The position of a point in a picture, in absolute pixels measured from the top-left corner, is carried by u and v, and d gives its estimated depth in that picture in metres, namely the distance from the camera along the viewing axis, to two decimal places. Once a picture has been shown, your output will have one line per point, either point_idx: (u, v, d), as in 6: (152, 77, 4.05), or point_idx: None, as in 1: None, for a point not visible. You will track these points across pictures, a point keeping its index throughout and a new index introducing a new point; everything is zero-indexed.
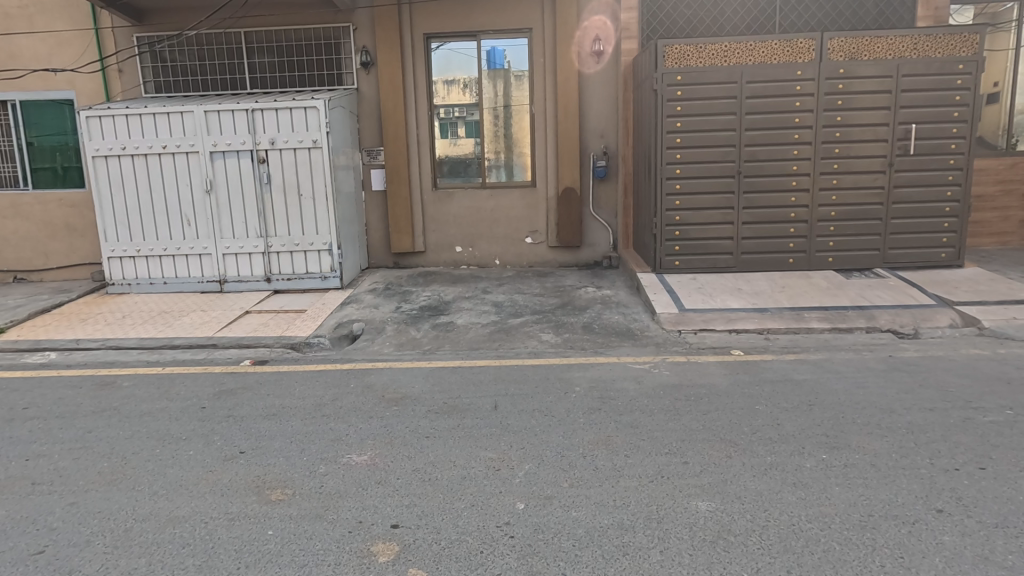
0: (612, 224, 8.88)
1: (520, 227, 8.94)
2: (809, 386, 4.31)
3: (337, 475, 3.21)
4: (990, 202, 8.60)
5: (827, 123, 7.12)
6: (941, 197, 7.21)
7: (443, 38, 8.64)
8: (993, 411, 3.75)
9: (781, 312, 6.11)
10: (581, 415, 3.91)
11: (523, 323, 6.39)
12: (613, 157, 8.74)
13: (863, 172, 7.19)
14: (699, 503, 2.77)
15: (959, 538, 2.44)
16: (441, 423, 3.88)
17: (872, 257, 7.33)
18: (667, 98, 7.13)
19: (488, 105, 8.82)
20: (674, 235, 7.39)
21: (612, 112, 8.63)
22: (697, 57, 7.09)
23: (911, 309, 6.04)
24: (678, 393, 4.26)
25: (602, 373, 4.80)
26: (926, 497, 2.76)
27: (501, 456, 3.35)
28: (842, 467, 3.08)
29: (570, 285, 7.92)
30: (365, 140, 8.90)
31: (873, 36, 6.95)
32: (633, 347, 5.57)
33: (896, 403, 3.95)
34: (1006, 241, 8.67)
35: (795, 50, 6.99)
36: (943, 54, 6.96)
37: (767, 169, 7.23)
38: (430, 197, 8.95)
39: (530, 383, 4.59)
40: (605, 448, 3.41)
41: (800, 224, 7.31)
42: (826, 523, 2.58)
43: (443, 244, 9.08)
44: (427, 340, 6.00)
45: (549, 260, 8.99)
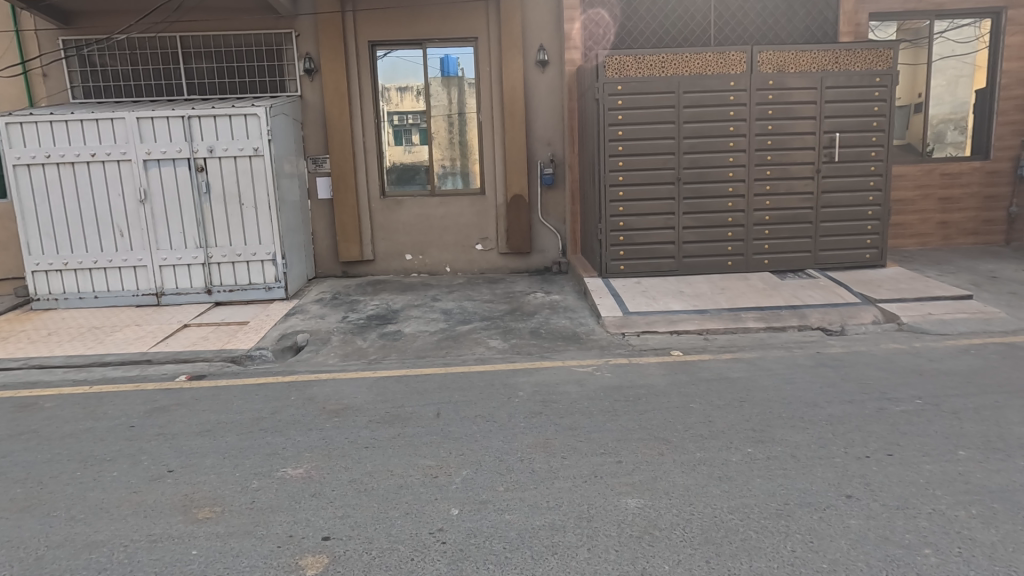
0: (560, 231, 9.00)
1: (469, 234, 8.97)
2: (741, 383, 4.51)
3: (270, 489, 3.14)
4: (911, 206, 9.19)
5: (759, 132, 7.46)
6: (864, 202, 7.66)
7: (390, 45, 8.62)
8: (905, 401, 4.02)
9: (719, 313, 6.34)
10: (522, 419, 3.96)
11: (471, 330, 6.41)
12: (560, 164, 8.87)
13: (794, 179, 7.57)
14: (629, 501, 2.86)
15: (865, 521, 2.61)
16: (381, 432, 3.85)
17: (804, 259, 7.70)
18: (608, 107, 7.33)
19: (439, 113, 8.86)
20: (619, 240, 7.59)
21: (557, 120, 8.77)
22: (637, 68, 7.32)
23: (838, 307, 6.38)
24: (618, 395, 4.37)
25: (546, 377, 4.87)
26: (838, 483, 2.93)
27: (439, 463, 3.35)
28: (766, 459, 3.23)
29: (520, 290, 7.99)
30: (310, 147, 8.74)
31: (799, 50, 7.34)
32: (579, 350, 5.66)
33: (820, 397, 4.17)
34: (926, 242, 9.28)
35: (727, 62, 7.32)
36: (861, 68, 7.42)
37: (706, 176, 7.51)
38: (378, 205, 8.89)
39: (474, 390, 4.61)
40: (543, 450, 3.47)
41: (738, 228, 7.62)
42: (745, 514, 2.70)
43: (392, 252, 9.01)
44: (374, 349, 5.93)
45: (499, 267, 9.05)
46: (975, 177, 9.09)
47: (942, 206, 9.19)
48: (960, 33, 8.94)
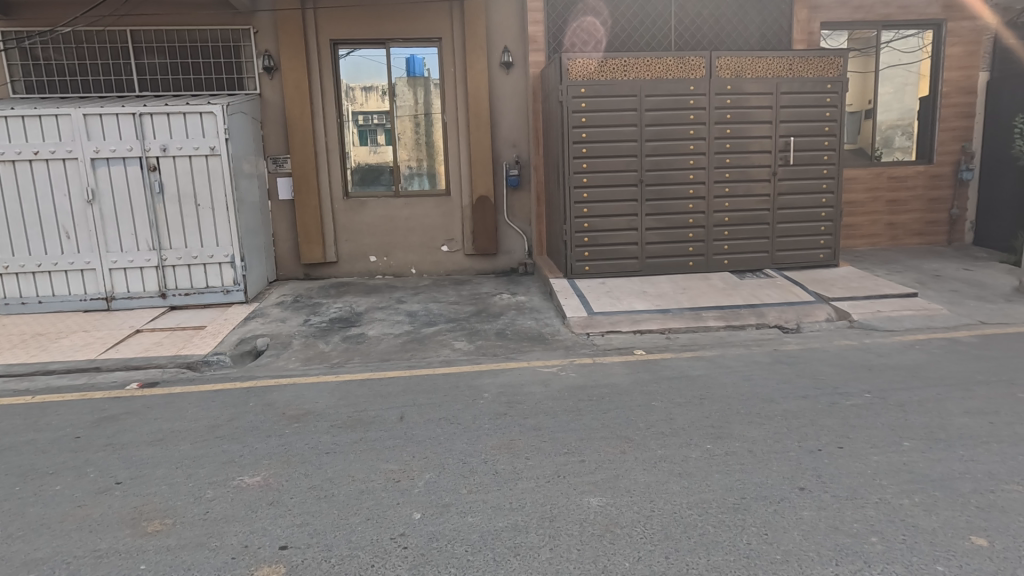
0: (526, 232, 9.03)
1: (434, 235, 8.91)
2: (701, 381, 4.61)
3: (225, 499, 3.05)
4: (861, 207, 9.58)
5: (718, 135, 7.65)
6: (818, 204, 7.93)
7: (352, 45, 8.49)
8: (855, 395, 4.18)
9: (681, 312, 6.47)
10: (487, 421, 3.95)
11: (437, 332, 6.36)
12: (525, 165, 8.89)
13: (751, 182, 7.79)
14: (591, 500, 2.88)
15: (816, 512, 2.69)
16: (343, 437, 3.78)
17: (762, 259, 7.93)
18: (571, 110, 7.40)
19: (404, 113, 8.77)
20: (584, 241, 7.67)
21: (522, 121, 8.80)
22: (599, 71, 7.41)
23: (794, 305, 6.59)
24: (583, 394, 4.40)
25: (512, 378, 4.88)
26: (792, 477, 3.03)
27: (401, 467, 3.31)
28: (724, 455, 3.31)
29: (486, 292, 7.98)
30: (270, 147, 8.54)
31: (755, 56, 7.55)
32: (544, 351, 5.69)
33: (776, 393, 4.30)
34: (876, 243, 9.69)
35: (687, 67, 7.49)
36: (814, 74, 7.68)
37: (668, 179, 7.66)
38: (342, 206, 8.74)
39: (438, 392, 4.57)
40: (507, 451, 3.47)
41: (698, 229, 7.79)
42: (703, 509, 2.76)
43: (356, 254, 8.88)
44: (336, 353, 5.82)
45: (465, 268, 9.02)
46: (921, 180, 9.53)
47: (890, 207, 9.60)
48: (905, 43, 9.36)
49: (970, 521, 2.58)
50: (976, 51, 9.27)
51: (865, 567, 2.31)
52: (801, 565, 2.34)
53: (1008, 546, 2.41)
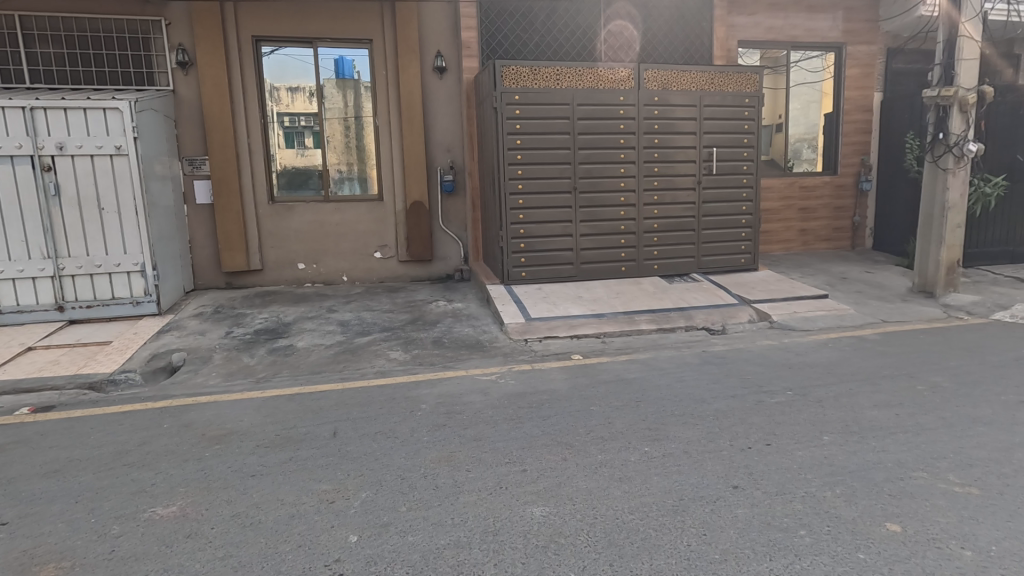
0: (461, 238, 8.94)
1: (367, 241, 8.63)
2: (636, 384, 4.71)
3: (135, 534, 2.76)
4: (776, 215, 10.22)
5: (647, 145, 7.91)
6: (739, 211, 8.37)
7: (276, 42, 8.10)
8: (778, 393, 4.41)
9: (616, 317, 6.62)
10: (425, 433, 3.83)
11: (371, 341, 6.14)
12: (460, 171, 8.81)
13: (678, 190, 8.11)
14: (535, 510, 2.84)
15: (749, 509, 2.80)
16: (271, 458, 3.53)
17: (689, 264, 8.26)
18: (506, 116, 7.43)
19: (334, 115, 8.47)
20: (520, 247, 7.70)
21: (456, 127, 8.72)
22: (533, 79, 7.48)
23: (719, 308, 6.92)
24: (523, 401, 4.37)
25: (450, 387, 4.77)
26: (726, 475, 3.13)
27: (336, 487, 3.14)
28: (661, 457, 3.38)
29: (421, 299, 7.82)
30: (185, 148, 7.98)
31: (679, 70, 7.89)
32: (482, 358, 5.62)
33: (706, 393, 4.46)
34: (789, 247, 10.37)
35: (617, 78, 7.70)
36: (733, 89, 8.11)
37: (601, 186, 7.84)
38: (267, 211, 8.31)
39: (374, 405, 4.40)
40: (447, 464, 3.37)
41: (630, 235, 8.01)
42: (644, 513, 2.79)
43: (283, 261, 8.46)
44: (262, 367, 5.48)
45: (399, 275, 8.80)
46: (827, 190, 10.30)
47: (802, 215, 10.31)
48: (810, 63, 10.13)
49: (885, 509, 2.76)
50: (872, 73, 10.15)
51: (795, 561, 2.41)
52: (738, 563, 2.41)
53: (918, 530, 2.59)
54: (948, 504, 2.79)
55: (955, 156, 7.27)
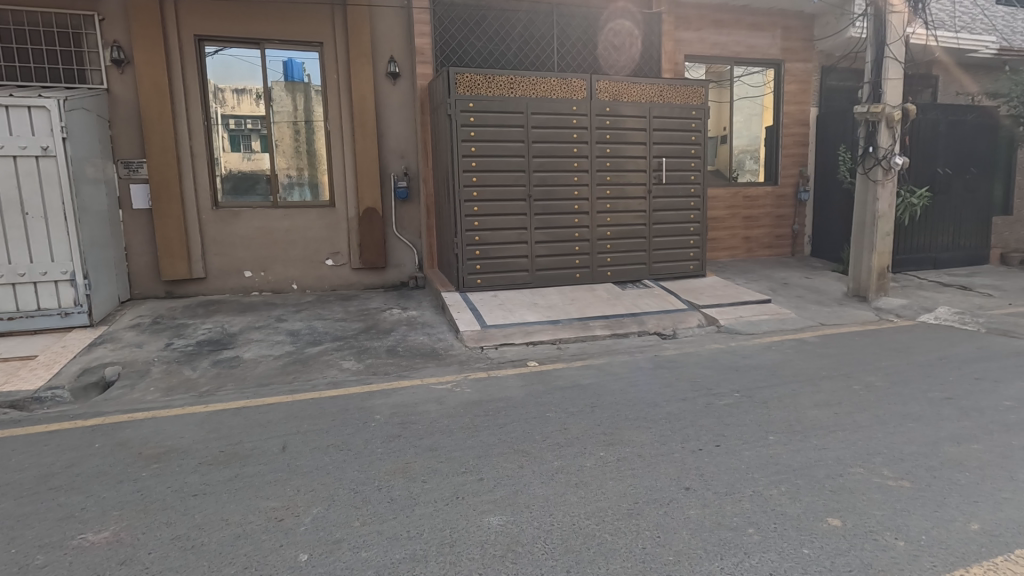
0: (416, 245, 8.83)
1: (318, 248, 8.41)
2: (591, 389, 4.77)
3: (62, 565, 2.56)
4: (723, 223, 10.62)
5: (600, 154, 8.07)
6: (688, 220, 8.63)
7: (220, 42, 7.83)
8: (726, 395, 4.57)
9: (570, 323, 6.70)
10: (380, 444, 3.75)
11: (322, 351, 5.97)
12: (414, 177, 8.72)
13: (629, 199, 8.30)
14: (492, 519, 2.82)
15: (701, 510, 2.87)
16: (214, 476, 3.37)
17: (641, 270, 8.45)
18: (460, 124, 7.43)
19: (283, 119, 8.26)
20: (475, 254, 7.68)
21: (410, 133, 8.64)
22: (487, 87, 7.51)
23: (670, 313, 7.11)
24: (479, 409, 4.35)
25: (405, 397, 4.69)
26: (679, 478, 3.20)
27: (285, 504, 3.02)
28: (616, 461, 3.42)
29: (375, 307, 7.67)
30: (120, 150, 7.57)
31: (630, 82, 8.09)
32: (438, 367, 5.55)
33: (659, 396, 4.56)
34: (735, 254, 10.78)
35: (569, 88, 7.83)
36: (681, 101, 8.39)
37: (555, 194, 7.93)
38: (211, 216, 7.98)
39: (326, 417, 4.27)
40: (401, 476, 3.30)
41: (584, 242, 8.13)
42: (600, 518, 2.82)
43: (228, 269, 8.13)
44: (206, 380, 5.23)
45: (351, 283, 8.61)
46: (769, 200, 10.78)
47: (746, 223, 10.74)
48: (752, 79, 10.60)
49: (826, 504, 2.89)
50: (807, 89, 10.74)
51: (745, 558, 2.48)
52: (691, 563, 2.46)
53: (857, 524, 2.72)
54: (883, 497, 2.95)
55: (884, 168, 7.74)
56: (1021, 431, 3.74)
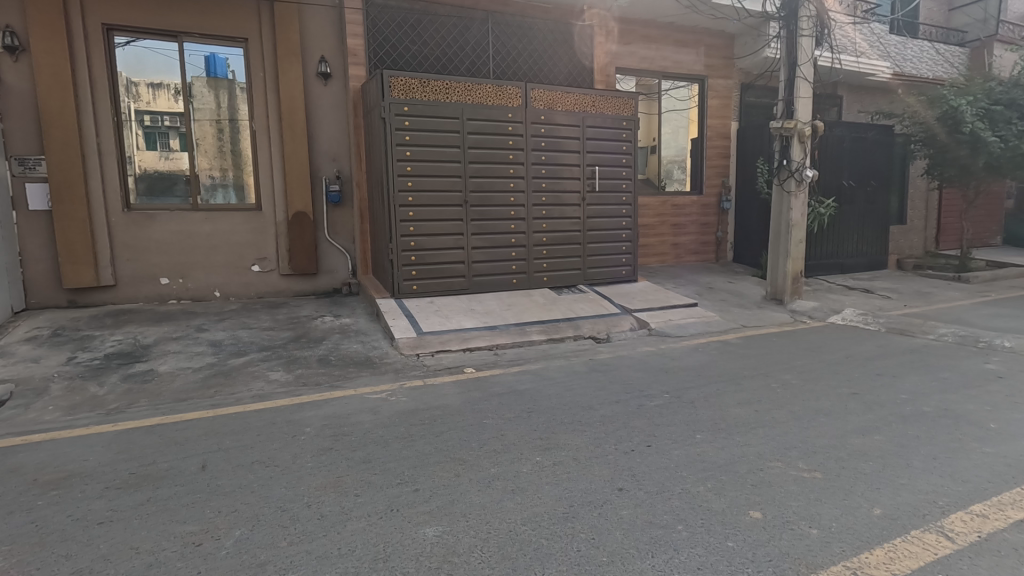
0: (349, 250, 8.58)
1: (242, 254, 7.99)
2: (528, 394, 4.80)
3: None
4: (653, 230, 11.01)
5: (535, 161, 8.18)
6: (620, 227, 8.88)
7: (133, 33, 7.33)
8: (656, 396, 4.73)
9: (507, 329, 6.73)
10: (310, 458, 3.59)
11: (247, 362, 5.67)
12: (347, 181, 8.49)
13: (564, 205, 8.44)
14: (428, 530, 2.77)
15: (634, 510, 2.94)
16: (123, 500, 3.11)
17: (576, 276, 8.60)
18: (394, 127, 7.31)
19: (205, 117, 7.83)
20: (411, 260, 7.56)
21: (342, 135, 8.41)
22: (422, 91, 7.45)
23: (604, 318, 7.30)
24: (415, 418, 4.27)
25: (338, 408, 4.53)
26: (612, 479, 3.27)
27: (204, 527, 2.83)
28: (553, 465, 3.46)
29: (305, 315, 7.38)
30: (14, 145, 6.89)
31: (564, 92, 8.27)
32: (372, 375, 5.41)
33: (593, 399, 4.66)
34: (665, 260, 11.20)
35: (505, 95, 7.90)
36: (612, 112, 8.66)
37: (491, 200, 7.95)
38: (122, 219, 7.41)
39: (251, 432, 4.04)
40: (333, 491, 3.18)
41: (520, 248, 8.18)
42: (536, 523, 2.83)
43: (142, 276, 7.56)
44: (115, 396, 4.83)
45: (280, 290, 8.24)
46: (694, 209, 11.30)
47: (674, 230, 11.20)
48: (678, 92, 11.13)
49: (749, 498, 3.05)
50: (729, 104, 11.38)
51: (674, 555, 2.56)
52: (624, 563, 2.51)
53: (775, 515, 2.88)
54: (798, 489, 3.14)
55: (796, 180, 8.33)
56: (916, 421, 4.12)
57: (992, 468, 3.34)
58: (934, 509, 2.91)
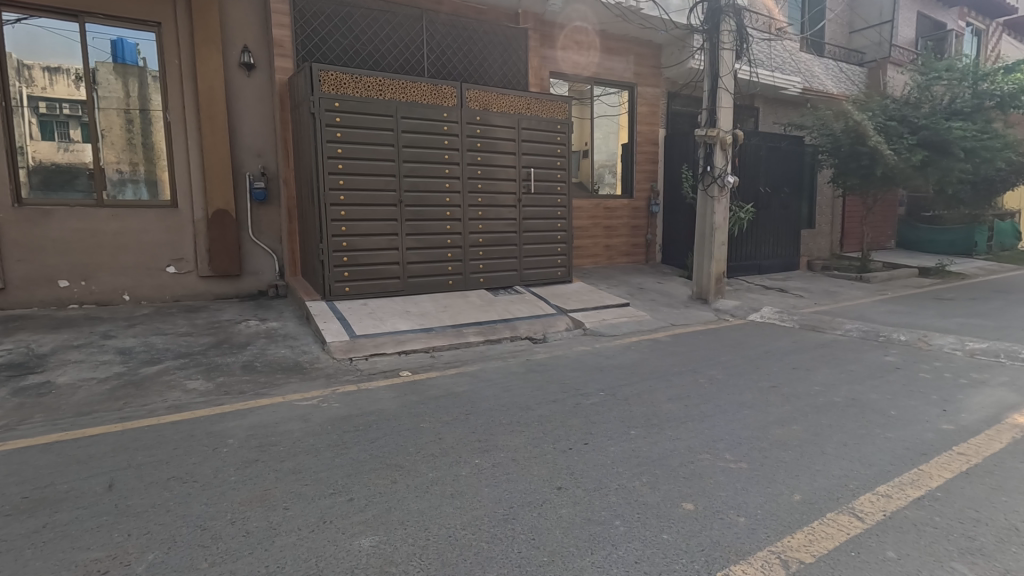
0: (275, 251, 8.18)
1: (155, 254, 7.41)
2: (466, 396, 4.75)
3: None
4: (586, 232, 11.24)
5: (471, 162, 8.13)
6: (555, 229, 9.00)
7: (26, 10, 6.67)
8: (592, 395, 4.82)
9: (444, 331, 6.64)
10: (233, 472, 3.37)
11: (162, 370, 5.26)
12: (273, 178, 8.09)
13: (500, 207, 8.45)
14: (363, 541, 2.67)
15: (572, 508, 2.97)
16: (13, 528, 2.77)
17: (512, 277, 8.62)
18: (324, 123, 7.05)
19: (112, 106, 7.24)
20: (342, 261, 7.30)
21: (267, 130, 8.02)
22: (354, 87, 7.23)
23: (540, 318, 7.37)
24: (348, 425, 4.11)
25: (264, 417, 4.29)
26: (551, 478, 3.29)
27: (111, 552, 2.58)
28: (492, 467, 3.43)
29: (227, 319, 6.95)
30: None
31: (499, 93, 8.29)
32: (301, 382, 5.16)
33: (531, 400, 4.67)
34: (598, 261, 11.46)
35: (440, 94, 7.80)
36: (547, 114, 8.77)
37: (426, 200, 7.82)
38: (12, 215, 6.68)
39: (166, 446, 3.75)
40: (259, 505, 2.99)
41: (456, 249, 8.11)
42: (476, 526, 2.79)
43: (37, 278, 6.84)
44: (4, 411, 4.33)
45: (199, 293, 7.71)
46: (626, 212, 11.64)
47: (606, 232, 11.48)
48: (609, 99, 11.43)
49: (681, 491, 3.15)
50: (656, 112, 11.83)
51: (613, 550, 2.60)
52: (563, 561, 2.52)
53: (706, 506, 2.99)
54: (725, 479, 3.29)
55: (719, 185, 8.77)
56: (828, 411, 4.43)
57: (894, 452, 3.64)
58: (846, 492, 3.13)
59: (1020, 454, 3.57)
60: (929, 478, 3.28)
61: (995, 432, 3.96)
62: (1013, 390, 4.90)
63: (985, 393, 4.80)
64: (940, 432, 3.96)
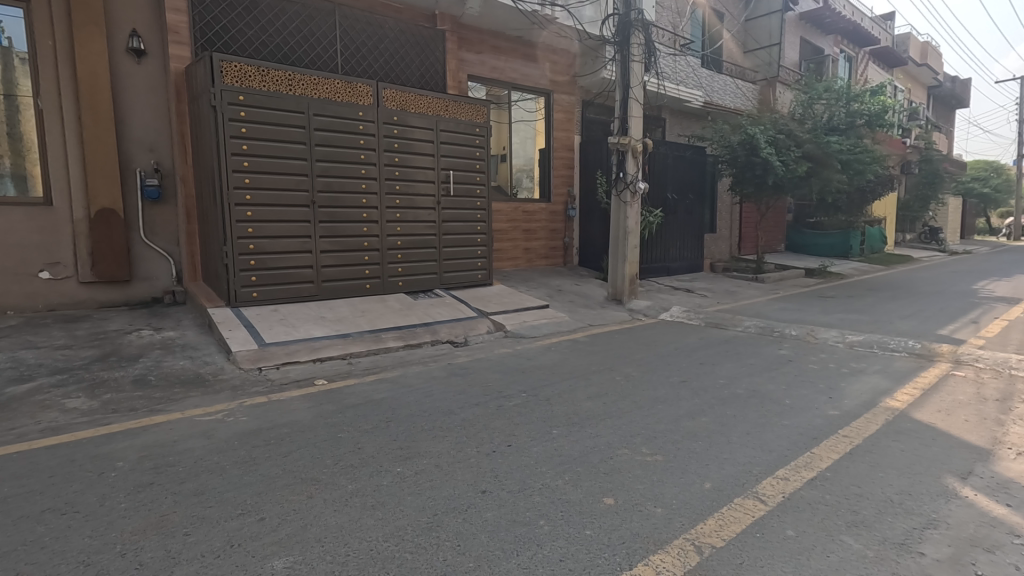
0: (171, 254, 7.52)
1: (24, 257, 6.56)
2: (386, 403, 4.61)
3: None
4: (506, 235, 11.31)
5: (388, 163, 7.93)
6: (475, 232, 8.97)
7: None
8: (514, 396, 4.85)
9: (361, 336, 6.42)
10: (123, 498, 3.03)
11: (33, 390, 4.64)
12: (167, 175, 7.44)
13: (419, 209, 8.31)
14: (275, 563, 2.49)
15: (497, 511, 2.96)
16: None
17: (431, 280, 8.50)
18: (227, 117, 6.58)
19: None
20: (249, 264, 6.85)
21: (161, 123, 7.37)
22: (260, 81, 6.83)
23: (461, 321, 7.33)
24: (257, 439, 3.84)
25: (160, 436, 3.91)
26: (475, 482, 3.27)
27: None
28: (415, 474, 3.35)
29: (114, 329, 6.29)
30: None
31: (417, 94, 8.16)
32: (204, 395, 4.77)
33: (453, 404, 4.62)
34: (517, 264, 11.54)
35: (354, 92, 7.55)
36: (465, 117, 8.74)
37: (340, 201, 7.52)
38: None
39: (40, 475, 3.30)
40: (155, 533, 2.71)
41: (373, 252, 7.87)
42: (399, 537, 2.70)
43: None
44: None
45: (80, 300, 6.92)
46: (544, 215, 11.83)
47: (526, 235, 11.61)
48: (525, 105, 11.61)
49: (602, 487, 3.23)
50: (572, 119, 12.17)
51: (538, 550, 2.62)
52: (490, 565, 2.50)
53: (626, 500, 3.10)
54: (644, 472, 3.43)
55: (631, 191, 9.17)
56: (732, 402, 4.75)
57: (790, 437, 3.97)
58: (751, 478, 3.36)
59: (892, 434, 4.02)
60: (820, 460, 3.60)
61: (872, 415, 4.42)
62: (885, 376, 5.52)
63: (862, 380, 5.37)
64: (827, 417, 4.37)
